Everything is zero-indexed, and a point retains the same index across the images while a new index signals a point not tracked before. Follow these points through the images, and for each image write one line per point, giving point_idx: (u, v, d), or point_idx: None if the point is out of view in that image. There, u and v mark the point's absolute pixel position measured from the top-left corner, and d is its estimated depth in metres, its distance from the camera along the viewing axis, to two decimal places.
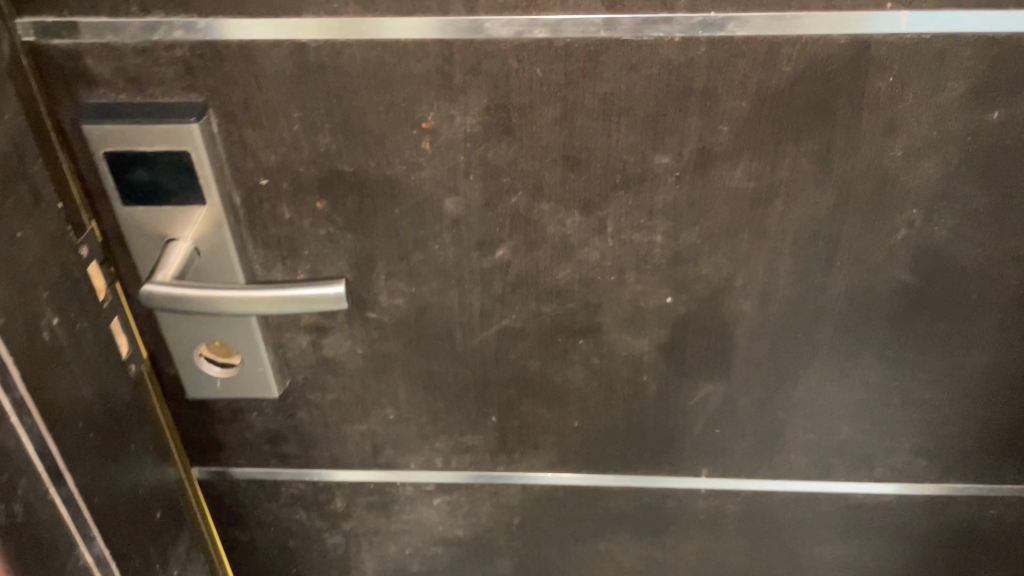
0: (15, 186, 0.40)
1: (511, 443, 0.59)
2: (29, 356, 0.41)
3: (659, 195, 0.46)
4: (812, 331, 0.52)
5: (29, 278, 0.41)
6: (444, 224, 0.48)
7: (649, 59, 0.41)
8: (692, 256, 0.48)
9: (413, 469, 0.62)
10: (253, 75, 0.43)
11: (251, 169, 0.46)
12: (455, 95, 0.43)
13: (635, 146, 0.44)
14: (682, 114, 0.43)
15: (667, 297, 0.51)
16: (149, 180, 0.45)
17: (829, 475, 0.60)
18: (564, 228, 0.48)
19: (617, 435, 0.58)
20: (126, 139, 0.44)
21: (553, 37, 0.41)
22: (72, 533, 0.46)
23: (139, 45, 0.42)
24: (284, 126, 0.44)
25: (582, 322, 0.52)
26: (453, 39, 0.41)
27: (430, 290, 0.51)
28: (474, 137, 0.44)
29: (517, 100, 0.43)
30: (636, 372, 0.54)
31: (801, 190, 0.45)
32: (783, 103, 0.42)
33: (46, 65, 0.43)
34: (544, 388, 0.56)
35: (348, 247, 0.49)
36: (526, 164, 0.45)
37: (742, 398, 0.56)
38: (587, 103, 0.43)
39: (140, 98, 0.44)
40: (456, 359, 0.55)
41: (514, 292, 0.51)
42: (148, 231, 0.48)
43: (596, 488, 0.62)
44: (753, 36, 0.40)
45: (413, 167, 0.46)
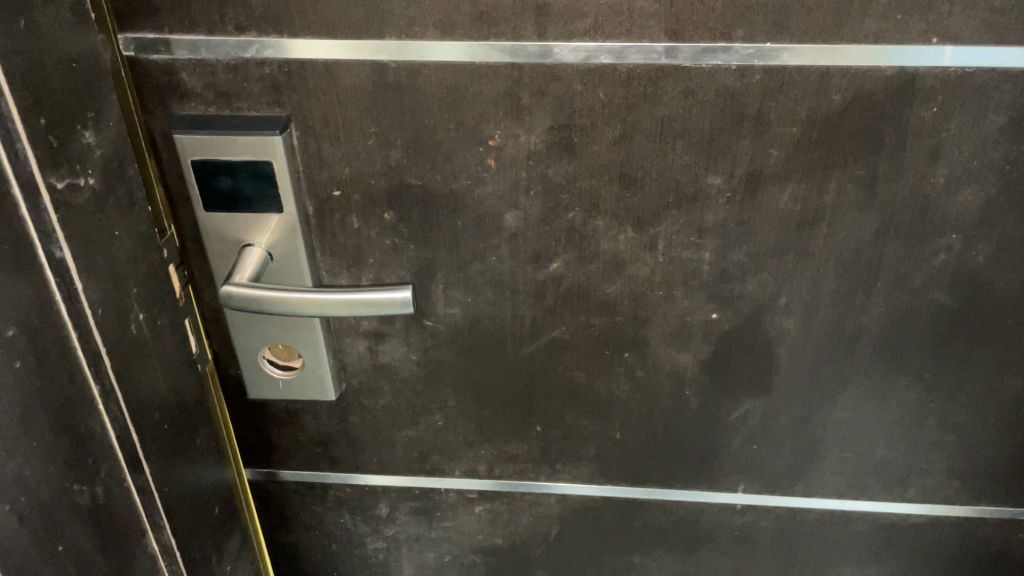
0: (115, 188, 0.43)
1: (554, 454, 0.61)
2: (119, 348, 0.44)
3: (709, 214, 0.48)
4: (850, 349, 0.54)
5: (121, 274, 0.44)
6: (503, 238, 0.51)
7: (707, 85, 0.44)
8: (738, 274, 0.51)
9: (457, 476, 0.64)
10: (334, 93, 0.46)
11: (326, 181, 0.49)
12: (522, 115, 0.46)
13: (689, 167, 0.47)
14: (735, 138, 0.45)
15: (712, 314, 0.53)
16: (231, 188, 0.48)
17: (862, 495, 0.62)
18: (617, 244, 0.50)
19: (656, 448, 0.60)
20: (214, 149, 0.47)
21: (618, 63, 0.44)
22: (143, 520, 0.48)
23: (231, 62, 0.45)
24: (360, 141, 0.47)
25: (629, 336, 0.54)
26: (524, 63, 0.44)
27: (485, 301, 0.54)
28: (536, 155, 0.47)
29: (579, 121, 0.46)
30: (679, 386, 0.57)
31: (845, 213, 0.48)
32: (832, 129, 0.45)
33: (143, 77, 0.46)
34: (589, 400, 0.58)
35: (410, 256, 0.52)
36: (584, 181, 0.48)
37: (781, 414, 0.58)
38: (645, 125, 0.45)
39: (228, 111, 0.47)
40: (505, 368, 0.57)
41: (565, 305, 0.53)
42: (226, 236, 0.51)
43: (633, 501, 0.64)
44: (805, 66, 0.43)
45: (478, 182, 0.49)
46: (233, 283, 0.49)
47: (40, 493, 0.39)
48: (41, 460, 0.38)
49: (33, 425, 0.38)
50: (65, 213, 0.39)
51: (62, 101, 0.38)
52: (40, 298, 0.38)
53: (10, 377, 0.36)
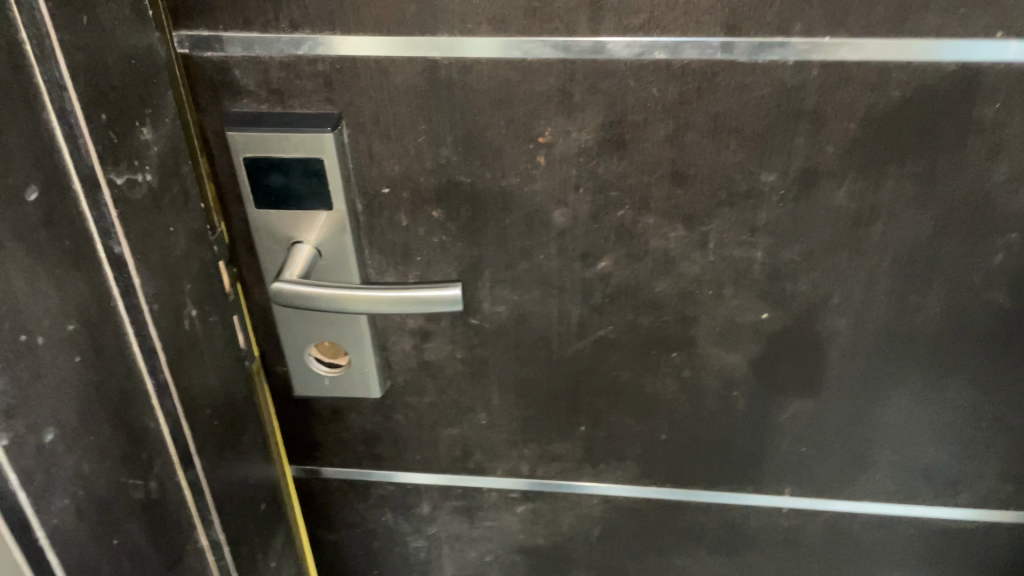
0: (170, 185, 0.43)
1: (598, 454, 0.61)
2: (172, 343, 0.44)
3: (762, 212, 0.48)
4: (904, 350, 0.53)
5: (175, 270, 0.44)
6: (551, 235, 0.50)
7: (763, 80, 0.43)
8: (791, 272, 0.50)
9: (500, 475, 0.64)
10: (386, 90, 0.46)
11: (375, 178, 0.49)
12: (573, 111, 0.46)
13: (742, 164, 0.46)
14: (791, 134, 0.45)
15: (762, 314, 0.52)
16: (282, 185, 0.49)
17: (913, 499, 0.60)
18: (667, 242, 0.50)
19: (702, 449, 0.60)
20: (265, 146, 0.47)
21: (672, 58, 0.43)
22: (194, 515, 0.48)
23: (284, 59, 0.45)
24: (410, 138, 0.47)
25: (677, 336, 0.54)
26: (576, 59, 0.44)
27: (532, 299, 0.53)
28: (587, 152, 0.47)
29: (631, 117, 0.45)
30: (727, 386, 0.56)
31: (901, 211, 0.47)
32: (889, 125, 0.44)
33: (197, 75, 0.46)
34: (635, 399, 0.57)
35: (458, 254, 0.52)
36: (635, 179, 0.48)
37: (831, 416, 0.57)
38: (699, 121, 0.45)
39: (280, 108, 0.47)
40: (551, 367, 0.57)
41: (613, 304, 0.53)
42: (275, 233, 0.51)
43: (678, 502, 0.63)
44: (865, 61, 0.42)
45: (527, 180, 0.48)
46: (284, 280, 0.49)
47: (97, 487, 0.39)
48: (98, 455, 0.39)
49: (91, 419, 0.38)
50: (123, 208, 0.39)
51: (121, 98, 0.39)
52: (99, 293, 0.38)
53: (71, 371, 0.36)
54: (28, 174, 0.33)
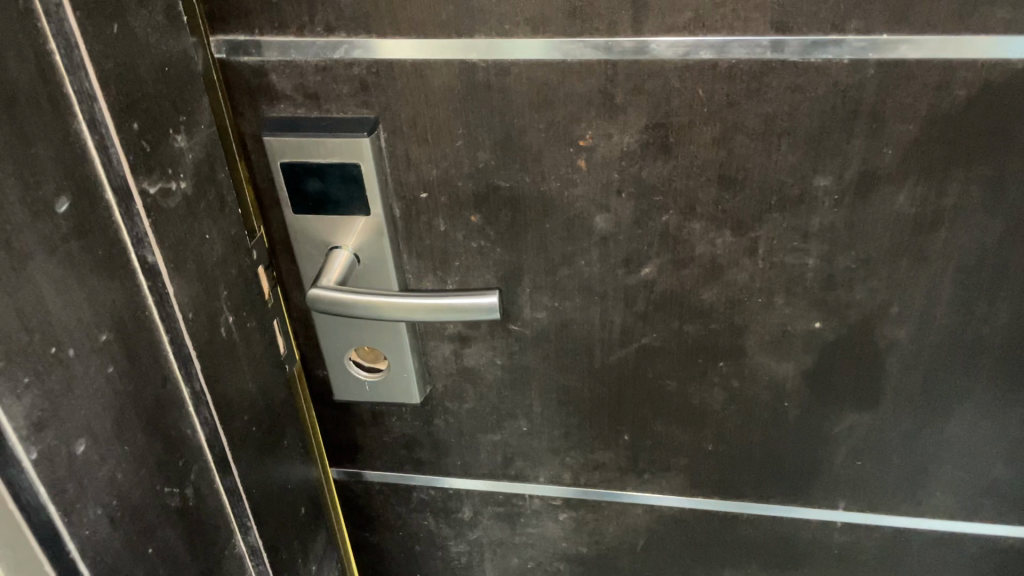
0: (206, 191, 0.43)
1: (643, 464, 0.59)
2: (208, 351, 0.44)
3: (815, 217, 0.46)
4: (967, 362, 0.50)
5: (211, 277, 0.44)
6: (593, 240, 0.49)
7: (816, 80, 0.41)
8: (845, 280, 0.48)
9: (543, 482, 0.62)
10: (423, 93, 0.45)
11: (413, 183, 0.48)
12: (615, 114, 0.44)
13: (794, 167, 0.44)
14: (846, 136, 0.42)
15: (815, 323, 0.50)
16: (319, 190, 0.48)
17: (975, 516, 0.57)
18: (714, 248, 0.48)
19: (751, 461, 0.57)
20: (302, 151, 0.47)
21: (719, 58, 0.41)
22: (231, 521, 0.48)
23: (320, 63, 0.44)
24: (448, 142, 0.46)
25: (724, 344, 0.52)
26: (618, 59, 0.42)
27: (573, 305, 0.52)
28: (630, 156, 0.45)
29: (676, 120, 0.44)
30: (777, 397, 0.54)
31: (965, 217, 0.44)
32: (952, 126, 0.41)
33: (234, 79, 0.46)
34: (681, 409, 0.56)
35: (498, 259, 0.51)
36: (680, 183, 0.46)
37: (889, 430, 0.54)
38: (747, 123, 0.43)
39: (317, 113, 0.46)
40: (594, 375, 0.55)
41: (657, 311, 0.51)
42: (313, 238, 0.51)
43: (726, 514, 0.61)
44: (926, 59, 0.40)
45: (568, 184, 0.47)
46: (319, 287, 0.48)
47: (131, 496, 0.39)
48: (132, 463, 0.39)
49: (125, 428, 0.38)
50: (157, 217, 0.39)
51: (155, 105, 0.38)
52: (133, 301, 0.38)
53: (104, 382, 0.36)
54: (58, 184, 0.33)
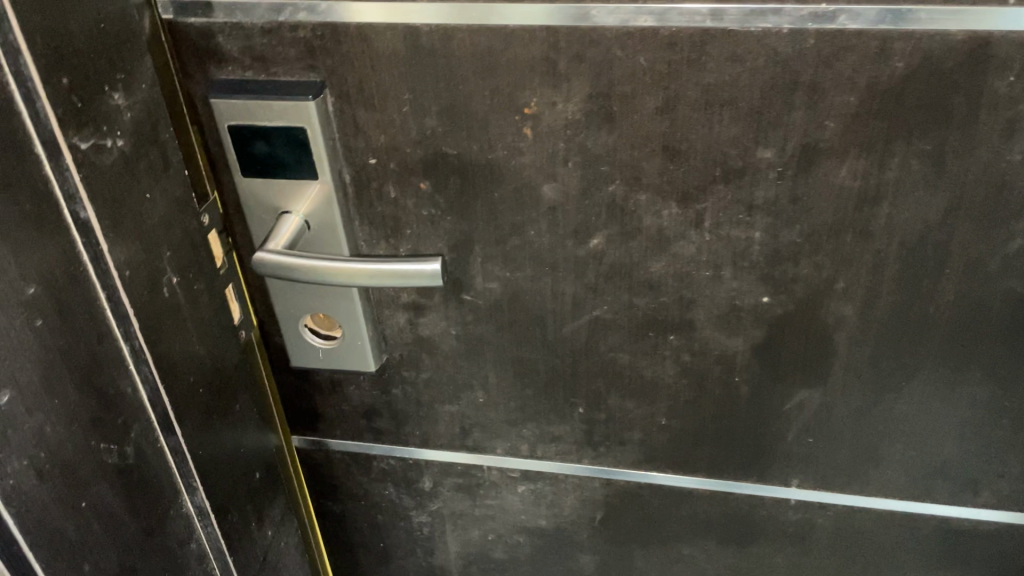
0: (146, 150, 0.43)
1: (598, 437, 0.59)
2: (148, 310, 0.44)
3: (759, 190, 0.45)
4: (915, 340, 0.49)
5: (152, 236, 0.44)
6: (541, 211, 0.49)
7: (756, 49, 0.41)
8: (792, 255, 0.47)
9: (501, 454, 0.62)
10: (368, 58, 0.45)
11: (362, 149, 0.48)
12: (559, 82, 0.44)
13: (737, 139, 0.44)
14: (787, 107, 0.42)
15: (763, 298, 0.49)
16: (267, 154, 0.48)
17: (927, 497, 0.57)
18: (661, 220, 0.48)
19: (705, 438, 0.57)
20: (249, 114, 0.47)
21: (660, 25, 0.41)
22: (177, 481, 0.49)
23: (265, 25, 0.44)
24: (395, 107, 0.46)
25: (674, 318, 0.51)
26: (559, 26, 0.42)
27: (525, 276, 0.52)
28: (574, 125, 0.45)
29: (619, 89, 0.43)
30: (728, 373, 0.53)
31: (909, 193, 0.44)
32: (894, 99, 0.41)
33: (182, 41, 0.46)
34: (634, 383, 0.55)
35: (448, 228, 0.51)
36: (625, 153, 0.45)
37: (840, 407, 0.53)
38: (689, 92, 0.43)
39: (264, 76, 0.46)
40: (546, 347, 0.55)
41: (607, 282, 0.51)
42: (264, 202, 0.51)
43: (681, 491, 0.61)
44: (866, 30, 0.39)
45: (514, 152, 0.47)
46: (264, 252, 0.49)
47: (61, 449, 0.39)
48: (63, 417, 0.39)
49: (55, 382, 0.38)
50: (89, 174, 0.39)
51: (88, 62, 0.39)
52: (66, 257, 0.38)
53: (31, 334, 0.37)
54: None
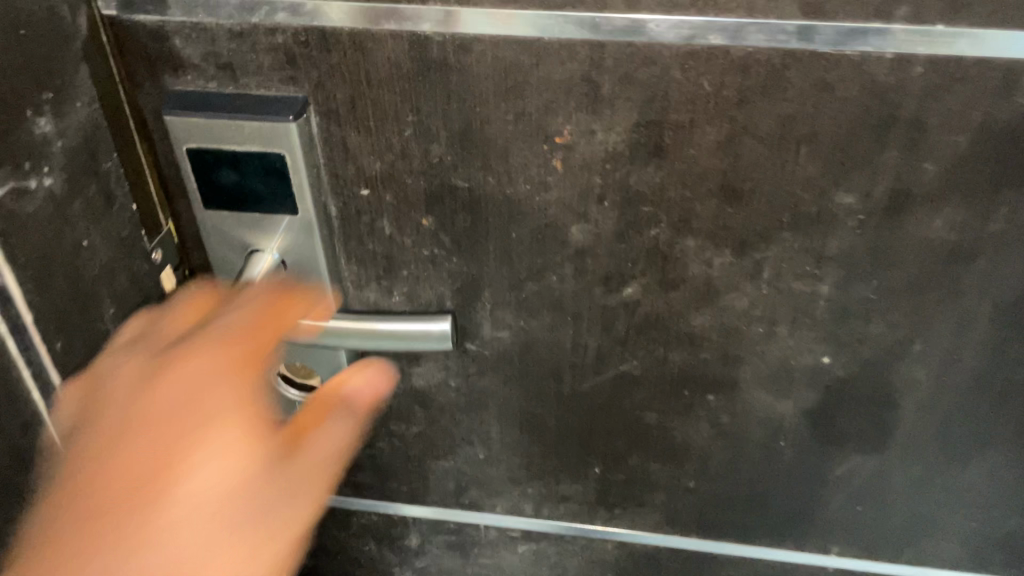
0: (84, 186, 0.34)
1: (614, 498, 0.52)
2: (86, 383, 0.36)
3: (833, 240, 0.38)
4: (995, 408, 0.43)
5: (92, 291, 0.35)
6: (567, 254, 0.41)
7: (849, 77, 0.33)
8: (863, 313, 0.40)
9: (499, 513, 0.55)
10: (363, 71, 0.36)
11: (352, 178, 0.40)
12: (600, 107, 0.36)
13: (813, 181, 0.36)
14: (879, 147, 0.35)
15: (823, 358, 0.42)
16: (235, 183, 0.39)
17: (981, 568, 0.51)
18: (710, 269, 0.40)
19: (737, 502, 0.50)
20: (213, 135, 0.38)
21: (731, 45, 0.33)
22: None
23: (234, 27, 0.36)
24: (395, 130, 0.38)
25: (715, 376, 0.44)
26: (606, 41, 0.34)
27: (542, 326, 0.44)
28: (615, 158, 0.37)
29: (674, 117, 0.35)
30: (772, 436, 0.46)
31: (1013, 248, 0.37)
32: (1010, 141, 0.34)
33: (129, 43, 0.36)
34: (661, 444, 0.48)
35: (453, 270, 0.43)
36: (674, 193, 0.38)
37: (896, 475, 0.47)
38: (761, 125, 0.35)
39: (232, 88, 0.37)
40: (562, 403, 0.47)
41: (639, 336, 0.43)
42: (230, 237, 0.42)
43: (704, 555, 0.54)
44: (988, 59, 0.32)
45: (539, 187, 0.39)
46: (252, 286, 0.39)
47: None
48: None
49: None
50: (7, 225, 0.30)
51: (6, 82, 0.30)
52: None
53: None
54: None
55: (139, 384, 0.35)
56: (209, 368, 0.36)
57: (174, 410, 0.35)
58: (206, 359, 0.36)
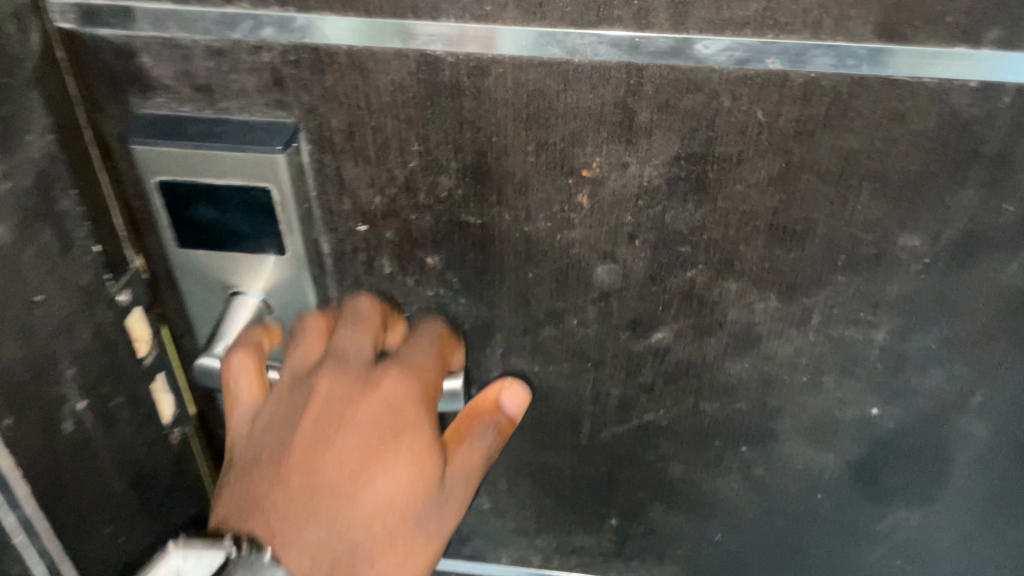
0: (38, 231, 0.30)
1: (632, 550, 0.48)
2: (42, 456, 0.31)
3: (893, 285, 0.34)
4: None
5: (48, 350, 0.31)
6: (590, 297, 0.36)
7: (923, 107, 0.29)
8: (921, 363, 0.36)
9: (505, 564, 0.50)
10: (363, 94, 0.31)
11: (348, 212, 0.35)
12: (635, 137, 0.31)
13: (877, 221, 0.32)
14: (954, 184, 0.31)
15: (872, 409, 0.38)
16: (214, 220, 0.34)
17: None
18: (752, 314, 0.36)
19: (767, 555, 0.46)
20: (188, 166, 0.33)
21: (791, 70, 0.29)
22: None
23: (212, 44, 0.30)
24: (398, 161, 0.33)
25: (751, 427, 0.40)
26: (646, 64, 0.29)
27: (559, 372, 0.40)
28: (650, 194, 0.33)
29: (720, 150, 0.31)
30: (810, 490, 0.42)
31: None
32: None
33: (89, 60, 0.31)
34: (686, 496, 0.44)
35: (461, 313, 0.38)
36: (715, 232, 0.33)
37: (942, 529, 0.43)
38: (821, 159, 0.31)
39: (210, 112, 0.32)
40: (579, 453, 0.43)
41: (667, 384, 0.39)
42: (208, 278, 0.37)
43: None
44: None
45: (562, 225, 0.34)
46: (365, 302, 0.36)
47: None
48: None
49: None
50: None
51: None
52: None
53: None
54: None
55: (313, 387, 0.33)
56: (397, 398, 0.33)
57: (391, 429, 0.33)
58: (397, 388, 0.34)
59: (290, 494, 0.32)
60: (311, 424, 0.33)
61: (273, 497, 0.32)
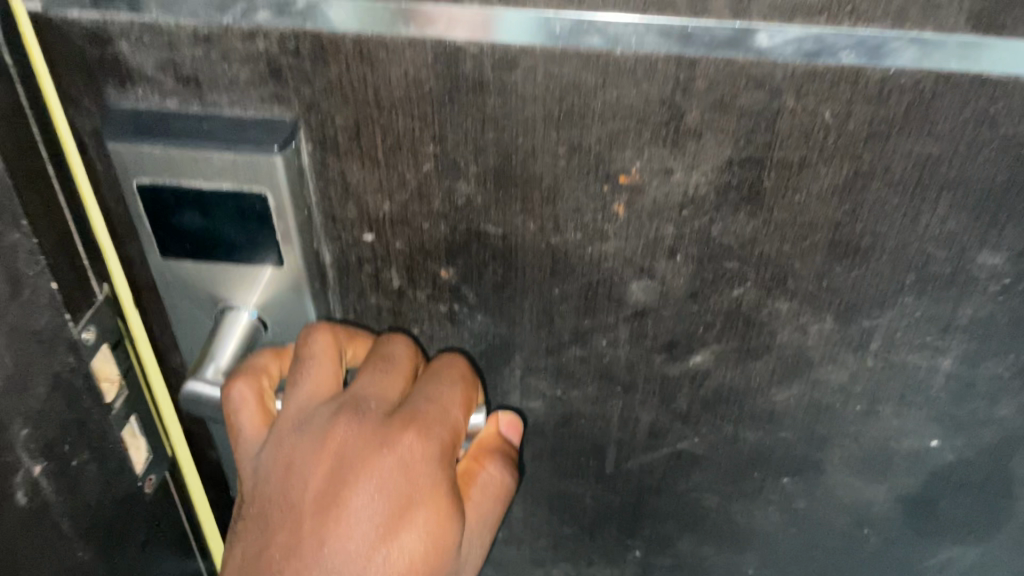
0: None
1: None
2: None
3: (966, 307, 0.30)
4: None
5: None
6: (623, 316, 0.33)
7: (1018, 108, 0.25)
8: (990, 395, 0.33)
9: None
10: (371, 87, 0.27)
11: (353, 220, 0.31)
12: (682, 140, 0.27)
13: (952, 236, 0.28)
14: None
15: (932, 442, 0.35)
16: (202, 228, 0.31)
17: None
18: (803, 336, 0.32)
19: None
20: (172, 167, 0.29)
21: (868, 66, 0.25)
22: None
23: (198, 28, 0.26)
24: (411, 164, 0.29)
25: (795, 457, 0.37)
26: (699, 57, 0.25)
27: (584, 396, 0.36)
28: (697, 204, 0.29)
29: (780, 155, 0.27)
30: (856, 525, 0.40)
31: None
32: None
33: (59, 48, 0.27)
34: (719, 527, 0.41)
35: (477, 330, 0.34)
36: (767, 246, 0.30)
37: (989, 553, 0.41)
38: (895, 167, 0.27)
39: (197, 105, 0.28)
40: (603, 481, 0.39)
41: (704, 410, 0.36)
42: (195, 291, 0.33)
43: None
44: None
45: (594, 237, 0.30)
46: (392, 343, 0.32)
47: None
48: None
49: None
50: None
51: None
52: None
53: None
54: None
55: (327, 433, 0.30)
56: (423, 447, 0.30)
57: (415, 483, 0.29)
58: (423, 436, 0.30)
59: (307, 563, 0.28)
60: (324, 478, 0.29)
61: (288, 567, 0.28)
